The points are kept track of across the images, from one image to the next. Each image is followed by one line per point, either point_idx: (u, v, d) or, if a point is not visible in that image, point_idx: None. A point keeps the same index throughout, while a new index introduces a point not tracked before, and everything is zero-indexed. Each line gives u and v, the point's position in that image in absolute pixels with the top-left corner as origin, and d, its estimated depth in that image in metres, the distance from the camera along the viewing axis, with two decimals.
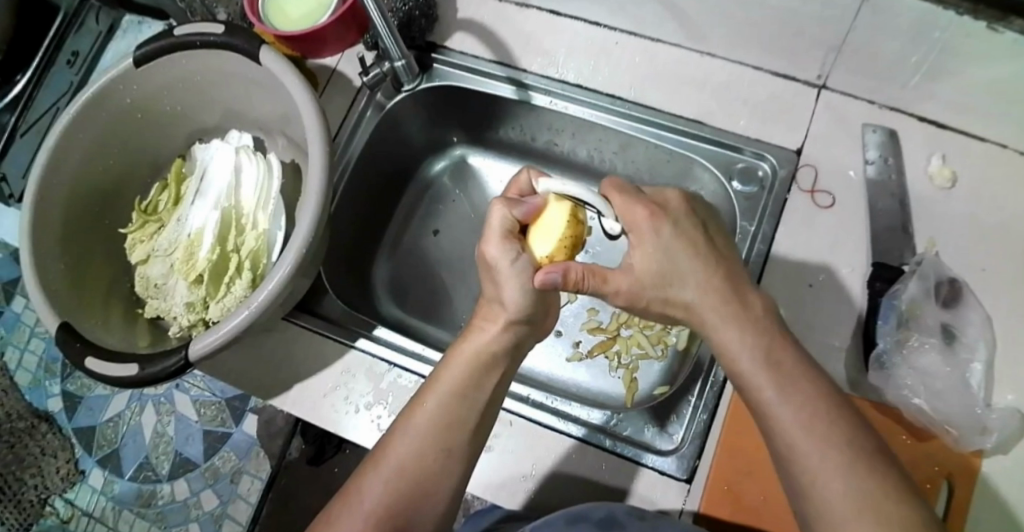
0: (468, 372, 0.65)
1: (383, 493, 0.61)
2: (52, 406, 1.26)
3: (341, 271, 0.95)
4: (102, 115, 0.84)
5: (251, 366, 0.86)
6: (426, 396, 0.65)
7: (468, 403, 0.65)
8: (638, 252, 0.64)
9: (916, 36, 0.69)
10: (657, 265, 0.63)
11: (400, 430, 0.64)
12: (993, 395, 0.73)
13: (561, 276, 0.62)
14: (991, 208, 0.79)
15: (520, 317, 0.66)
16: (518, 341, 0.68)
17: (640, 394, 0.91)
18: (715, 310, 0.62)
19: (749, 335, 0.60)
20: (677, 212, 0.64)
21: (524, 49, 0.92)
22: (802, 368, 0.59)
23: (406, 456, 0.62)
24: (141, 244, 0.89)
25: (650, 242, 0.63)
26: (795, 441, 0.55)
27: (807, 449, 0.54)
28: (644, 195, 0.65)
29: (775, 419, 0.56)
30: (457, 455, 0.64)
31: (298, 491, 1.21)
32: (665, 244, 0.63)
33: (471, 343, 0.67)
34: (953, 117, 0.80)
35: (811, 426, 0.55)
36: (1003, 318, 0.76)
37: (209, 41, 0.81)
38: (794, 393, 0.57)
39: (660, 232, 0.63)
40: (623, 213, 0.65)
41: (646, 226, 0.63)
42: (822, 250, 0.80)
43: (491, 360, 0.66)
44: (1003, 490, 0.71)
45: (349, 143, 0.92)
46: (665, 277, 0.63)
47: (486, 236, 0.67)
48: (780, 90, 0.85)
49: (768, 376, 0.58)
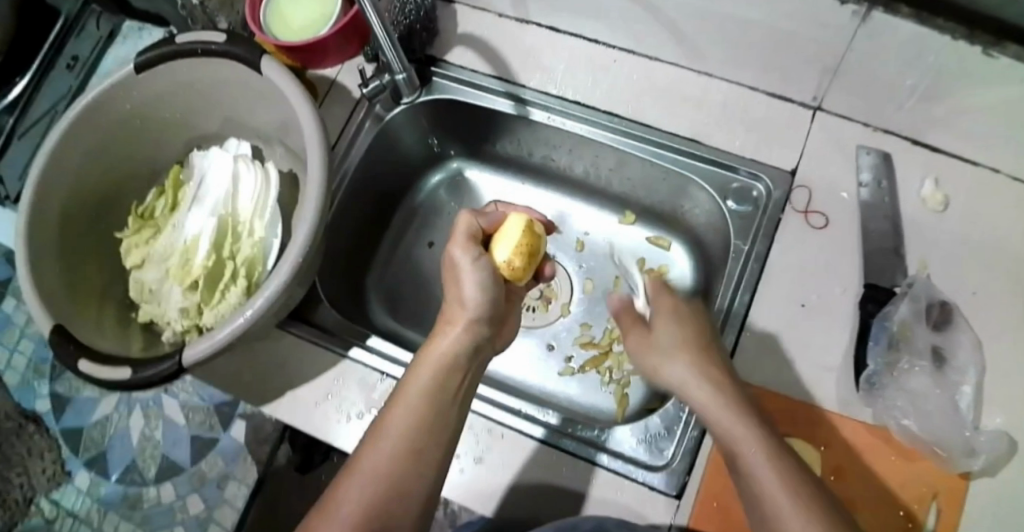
0: (434, 375, 0.67)
1: (360, 497, 0.60)
2: (40, 408, 1.25)
3: (335, 281, 0.95)
4: (102, 119, 0.85)
5: (244, 375, 0.86)
6: (395, 403, 0.66)
7: (435, 406, 0.66)
8: (661, 325, 0.75)
9: (912, 60, 0.70)
10: (676, 338, 0.72)
11: (373, 437, 0.64)
12: (981, 418, 0.74)
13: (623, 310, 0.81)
14: (981, 232, 0.80)
15: (478, 314, 0.71)
16: (478, 345, 0.71)
17: (630, 409, 0.92)
18: (705, 388, 0.68)
19: (737, 413, 0.65)
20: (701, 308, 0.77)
21: (523, 63, 0.93)
22: (780, 444, 0.63)
23: (381, 461, 0.62)
24: (136, 249, 0.89)
25: (674, 316, 0.74)
26: (779, 509, 0.58)
27: (791, 514, 0.57)
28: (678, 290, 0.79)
29: (757, 481, 0.60)
30: (431, 457, 0.64)
31: (285, 496, 1.24)
32: (683, 320, 0.74)
33: (434, 348, 0.69)
34: (946, 141, 0.81)
35: (793, 494, 0.58)
36: (993, 341, 0.76)
37: (211, 50, 0.82)
38: (767, 455, 0.61)
39: (688, 315, 0.74)
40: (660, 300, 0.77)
41: (672, 310, 0.75)
42: (814, 270, 0.81)
43: (453, 362, 0.69)
44: (990, 513, 0.71)
45: (347, 154, 0.92)
46: (676, 347, 0.72)
47: (452, 239, 0.73)
48: (776, 110, 0.86)
49: (755, 449, 0.62)
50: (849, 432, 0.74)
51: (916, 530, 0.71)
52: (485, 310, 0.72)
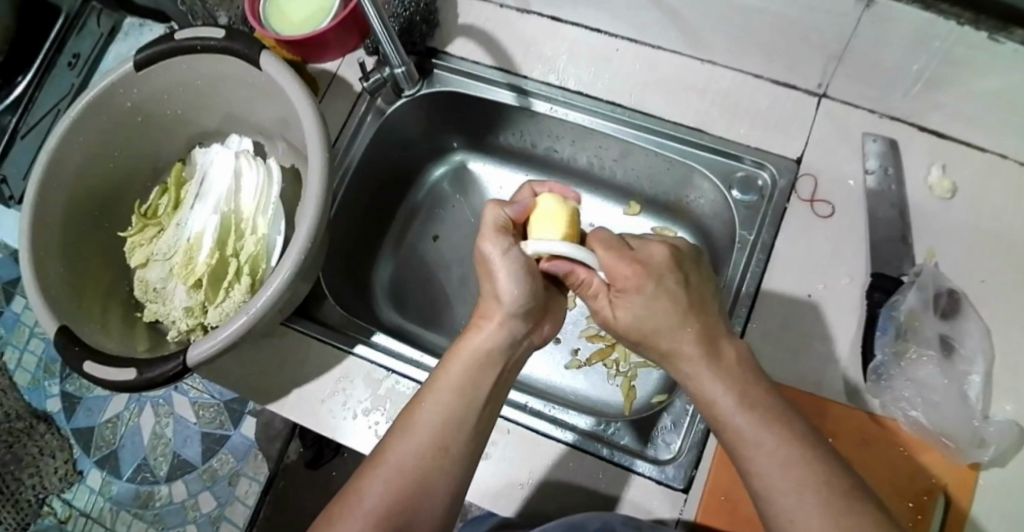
0: (469, 370, 0.66)
1: (384, 492, 0.60)
2: (51, 407, 1.25)
3: (339, 277, 0.95)
4: (103, 119, 0.84)
5: (250, 371, 0.86)
6: (426, 396, 0.65)
7: (467, 401, 0.65)
8: (620, 307, 0.65)
9: (917, 46, 0.69)
10: (637, 323, 0.64)
11: (401, 429, 0.63)
12: (991, 407, 0.73)
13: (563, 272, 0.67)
14: (991, 219, 0.79)
15: (518, 309, 0.67)
16: (516, 340, 0.69)
17: (637, 402, 0.91)
18: (692, 360, 0.62)
19: (725, 381, 0.60)
20: (660, 269, 0.64)
21: (525, 55, 0.92)
22: (778, 409, 0.59)
23: (407, 456, 0.62)
24: (141, 247, 0.89)
25: (630, 298, 0.64)
26: (772, 483, 0.56)
27: (784, 490, 0.55)
28: (630, 252, 0.65)
29: (752, 459, 0.57)
30: (458, 455, 0.63)
31: (296, 494, 1.22)
32: (648, 300, 0.63)
33: (471, 342, 0.67)
34: (954, 128, 0.80)
35: (788, 466, 0.55)
36: (1002, 330, 0.75)
37: (210, 46, 0.81)
38: (769, 439, 0.57)
39: (642, 290, 0.63)
40: (610, 268, 0.65)
41: (627, 283, 0.64)
42: (821, 260, 0.80)
43: (489, 359, 0.67)
44: (1000, 503, 0.70)
45: (349, 147, 0.92)
46: (643, 331, 0.64)
47: (480, 233, 0.68)
48: (781, 98, 0.85)
49: (745, 417, 0.59)
50: (856, 423, 0.74)
51: (925, 524, 0.69)
52: (525, 303, 0.67)
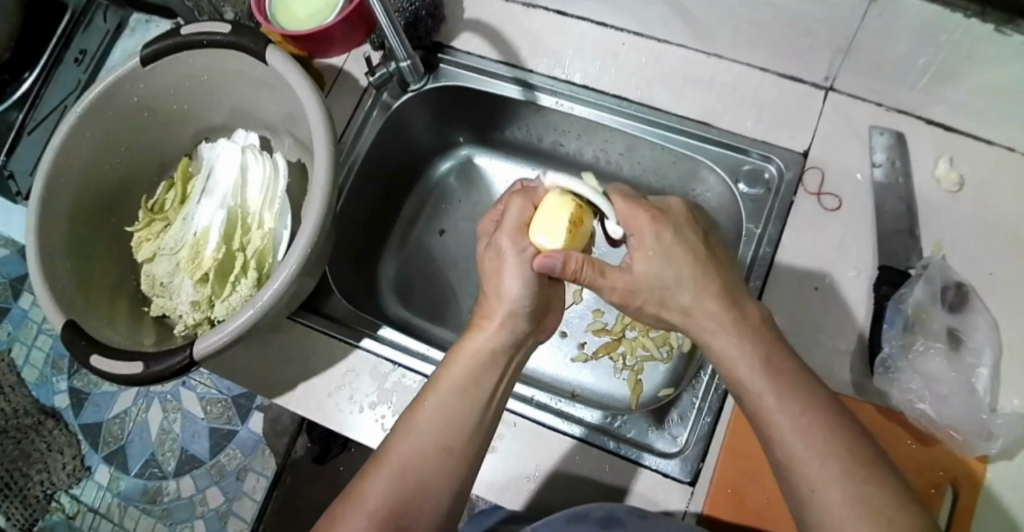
0: (472, 368, 0.66)
1: (386, 492, 0.61)
2: (59, 403, 1.26)
3: (345, 272, 0.95)
4: (109, 114, 0.85)
5: (257, 365, 0.86)
6: (428, 396, 0.65)
7: (469, 402, 0.64)
8: (638, 253, 0.66)
9: (924, 38, 0.69)
10: (657, 268, 0.65)
11: (402, 429, 0.63)
12: (999, 400, 0.73)
13: (560, 263, 0.64)
14: (998, 211, 0.78)
15: (520, 309, 0.67)
16: (519, 339, 0.68)
17: (644, 395, 0.91)
18: (713, 317, 0.63)
19: (745, 344, 0.61)
20: (678, 217, 0.67)
21: (530, 49, 0.92)
22: (800, 374, 0.60)
23: (409, 456, 0.62)
24: (147, 242, 0.90)
25: (650, 244, 0.65)
26: (795, 450, 0.56)
27: (807, 456, 0.55)
28: (646, 202, 0.68)
29: (773, 426, 0.57)
30: (461, 455, 0.63)
31: (305, 490, 1.23)
32: (664, 248, 0.65)
33: (473, 343, 0.67)
34: (961, 120, 0.79)
35: (811, 430, 0.56)
36: (1010, 322, 0.75)
37: (217, 41, 0.81)
38: (794, 405, 0.57)
39: (660, 234, 0.65)
40: (624, 213, 0.67)
41: (646, 228, 0.66)
42: (829, 253, 0.80)
43: (491, 358, 0.66)
44: (1007, 497, 0.70)
45: (354, 144, 0.92)
46: (661, 278, 0.65)
47: (500, 227, 0.69)
48: (788, 92, 0.85)
49: (764, 383, 0.59)
50: (864, 416, 0.73)
51: (933, 515, 0.70)
52: (525, 307, 0.67)
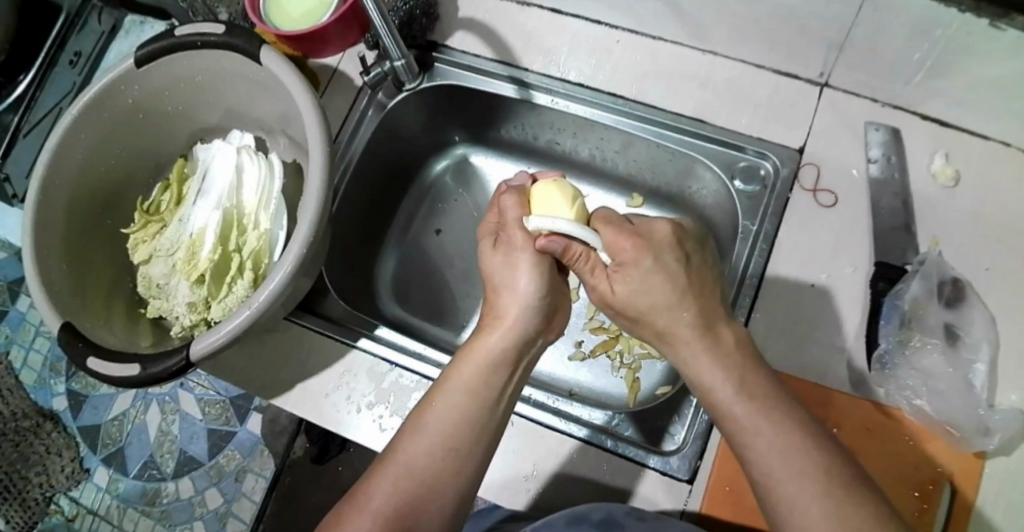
0: (481, 369, 0.65)
1: (391, 493, 0.60)
2: (57, 405, 1.26)
3: (342, 272, 0.95)
4: (104, 116, 0.84)
5: (254, 366, 0.86)
6: (437, 396, 0.65)
7: (478, 402, 0.64)
8: (617, 280, 0.66)
9: (919, 34, 0.69)
10: (636, 294, 0.65)
11: (409, 431, 0.63)
12: (996, 395, 0.73)
13: (562, 247, 0.66)
14: (994, 206, 0.78)
15: (531, 307, 0.68)
16: (528, 339, 0.68)
17: (642, 394, 0.90)
18: (688, 343, 0.63)
19: (724, 369, 0.61)
20: (662, 243, 0.65)
21: (525, 47, 0.92)
22: (774, 396, 0.60)
23: (416, 456, 0.62)
24: (144, 243, 0.89)
25: (631, 271, 0.65)
26: (772, 471, 0.56)
27: (783, 477, 0.55)
28: (631, 226, 0.66)
29: (752, 448, 0.58)
30: (468, 455, 0.63)
31: (304, 490, 1.24)
32: (649, 276, 0.64)
33: (484, 343, 0.66)
34: (958, 116, 0.79)
35: (786, 452, 0.56)
36: (1006, 317, 0.75)
37: (211, 41, 0.81)
38: (768, 428, 0.58)
39: (641, 262, 0.64)
40: (610, 243, 0.66)
41: (628, 255, 0.65)
42: (825, 249, 0.80)
43: (501, 358, 0.66)
44: (1004, 493, 0.70)
45: (349, 144, 0.92)
46: (641, 306, 0.65)
47: (504, 225, 0.70)
48: (783, 87, 0.85)
49: (742, 408, 0.59)
50: (862, 412, 0.73)
51: (931, 512, 0.69)
52: (539, 303, 0.68)
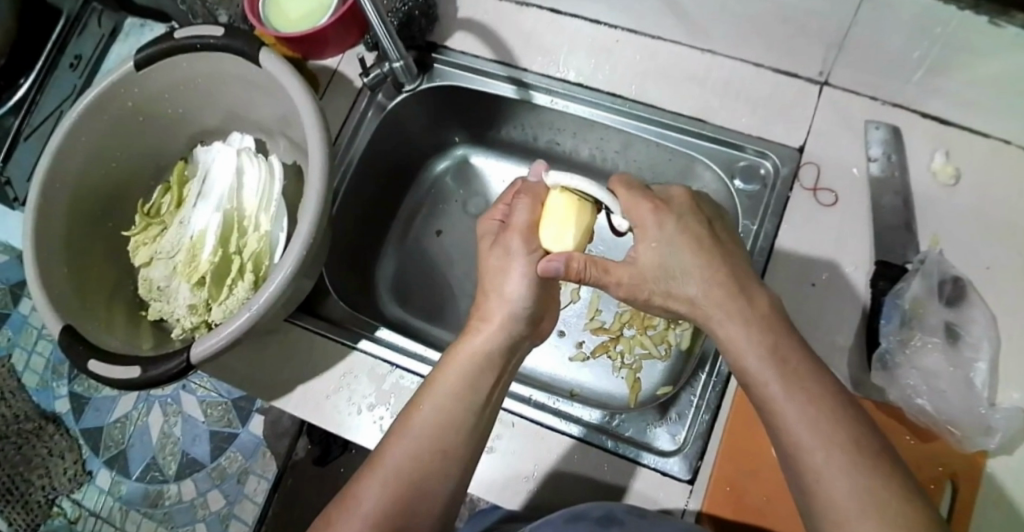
0: (467, 370, 0.66)
1: (381, 496, 0.60)
2: (60, 408, 1.26)
3: (342, 273, 0.95)
4: (104, 118, 0.84)
5: (255, 367, 0.86)
6: (425, 398, 0.65)
7: (465, 405, 0.64)
8: (642, 246, 0.66)
9: (918, 31, 0.68)
10: (660, 259, 0.65)
11: (398, 433, 0.63)
12: (997, 394, 0.73)
13: (563, 265, 0.65)
14: (994, 204, 0.78)
15: (518, 311, 0.68)
16: (514, 343, 0.68)
17: (643, 394, 0.90)
18: (718, 304, 0.63)
19: (754, 330, 0.61)
20: (682, 207, 0.67)
21: (524, 47, 0.92)
22: (806, 361, 0.59)
23: (405, 457, 0.62)
24: (144, 246, 0.89)
25: (653, 234, 0.65)
26: (799, 438, 0.56)
27: (813, 446, 0.55)
28: (651, 193, 0.68)
29: (779, 412, 0.57)
30: (457, 456, 0.63)
31: (306, 492, 1.23)
32: (674, 237, 0.65)
33: (471, 346, 0.67)
34: (958, 114, 0.79)
35: (815, 419, 0.56)
36: (1008, 316, 0.75)
37: (210, 44, 0.81)
38: (799, 393, 0.57)
39: (664, 225, 0.65)
40: (629, 206, 0.67)
41: (649, 219, 0.66)
42: (826, 248, 0.80)
43: (488, 362, 0.66)
44: (1007, 492, 0.70)
45: (350, 145, 0.92)
46: (665, 271, 0.65)
47: (508, 226, 0.69)
48: (783, 87, 0.85)
49: (771, 374, 0.59)
50: (864, 411, 0.74)
51: (932, 511, 0.70)
52: (526, 308, 0.68)
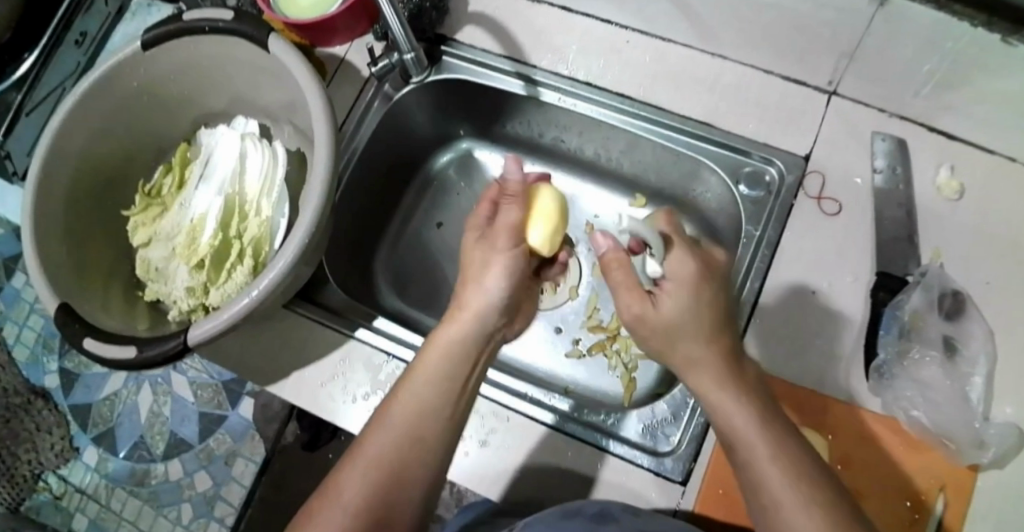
0: (447, 361, 0.65)
1: (362, 485, 0.59)
2: (49, 383, 1.25)
3: (341, 260, 0.95)
4: (108, 97, 0.84)
5: (251, 352, 0.86)
6: (403, 389, 0.64)
7: (442, 396, 0.64)
8: (666, 299, 0.64)
9: (930, 46, 0.69)
10: (680, 316, 0.63)
11: (376, 426, 0.63)
12: (991, 409, 0.73)
13: (607, 248, 0.67)
14: (996, 221, 0.79)
15: (496, 303, 0.68)
16: (490, 331, 0.69)
17: (637, 394, 0.91)
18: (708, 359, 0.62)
19: (728, 381, 0.62)
20: (716, 279, 0.65)
21: (534, 43, 0.91)
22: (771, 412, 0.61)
23: (384, 449, 0.61)
24: (144, 226, 0.89)
25: (683, 292, 0.64)
26: (767, 476, 0.56)
27: (779, 482, 0.55)
28: (698, 253, 0.67)
29: (748, 454, 0.58)
30: (434, 444, 0.63)
31: (294, 476, 1.21)
32: (700, 303, 0.63)
33: (446, 336, 0.67)
34: (964, 129, 0.79)
35: (782, 459, 0.56)
36: (1005, 332, 0.76)
37: (219, 28, 0.80)
38: (765, 435, 0.58)
39: (697, 290, 0.64)
40: (674, 261, 0.66)
41: (686, 279, 0.64)
42: (827, 258, 0.80)
43: (465, 351, 0.66)
44: (997, 506, 0.70)
45: (355, 134, 0.91)
46: (678, 331, 0.63)
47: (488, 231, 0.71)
48: (791, 95, 0.85)
49: (748, 419, 0.59)
50: (859, 420, 0.74)
51: (923, 522, 0.70)
52: (503, 299, 0.69)
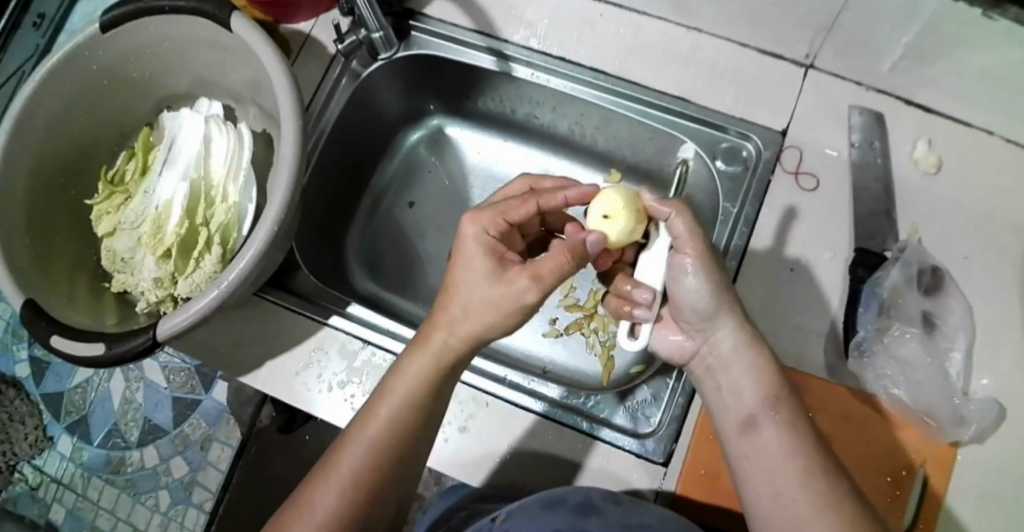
0: (423, 378, 0.61)
1: (335, 505, 0.58)
2: (20, 372, 1.21)
3: (312, 245, 0.93)
4: (68, 80, 0.80)
5: (221, 340, 0.84)
6: (381, 400, 0.61)
7: (420, 409, 0.61)
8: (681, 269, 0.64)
9: (911, 19, 0.67)
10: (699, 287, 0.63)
11: (352, 437, 0.60)
12: (969, 383, 0.74)
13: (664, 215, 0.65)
14: (974, 195, 0.79)
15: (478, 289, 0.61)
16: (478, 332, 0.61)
17: (615, 372, 0.90)
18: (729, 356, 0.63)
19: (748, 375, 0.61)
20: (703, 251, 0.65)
21: (506, 18, 0.88)
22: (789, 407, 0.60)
23: (357, 463, 0.60)
24: (107, 215, 0.85)
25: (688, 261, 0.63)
26: (775, 468, 0.56)
27: (788, 474, 0.55)
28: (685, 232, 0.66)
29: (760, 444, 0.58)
30: (406, 460, 0.62)
31: (269, 458, 1.23)
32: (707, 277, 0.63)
33: (431, 342, 0.61)
34: (941, 102, 0.79)
35: (782, 449, 0.57)
36: (983, 306, 0.76)
37: (180, 7, 0.77)
38: (780, 430, 0.58)
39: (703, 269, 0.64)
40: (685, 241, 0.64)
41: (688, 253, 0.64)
42: (805, 233, 0.79)
43: (447, 360, 0.61)
44: (975, 479, 0.72)
45: (323, 113, 0.88)
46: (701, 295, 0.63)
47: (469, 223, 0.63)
48: (767, 68, 0.84)
49: (759, 410, 0.59)
50: (839, 398, 0.74)
51: (903, 497, 0.71)
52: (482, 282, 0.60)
